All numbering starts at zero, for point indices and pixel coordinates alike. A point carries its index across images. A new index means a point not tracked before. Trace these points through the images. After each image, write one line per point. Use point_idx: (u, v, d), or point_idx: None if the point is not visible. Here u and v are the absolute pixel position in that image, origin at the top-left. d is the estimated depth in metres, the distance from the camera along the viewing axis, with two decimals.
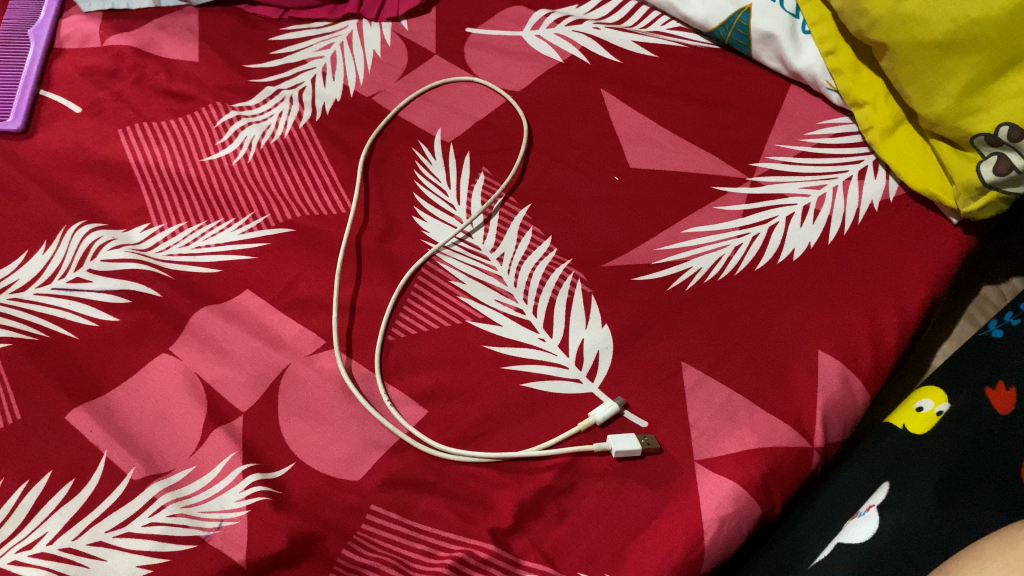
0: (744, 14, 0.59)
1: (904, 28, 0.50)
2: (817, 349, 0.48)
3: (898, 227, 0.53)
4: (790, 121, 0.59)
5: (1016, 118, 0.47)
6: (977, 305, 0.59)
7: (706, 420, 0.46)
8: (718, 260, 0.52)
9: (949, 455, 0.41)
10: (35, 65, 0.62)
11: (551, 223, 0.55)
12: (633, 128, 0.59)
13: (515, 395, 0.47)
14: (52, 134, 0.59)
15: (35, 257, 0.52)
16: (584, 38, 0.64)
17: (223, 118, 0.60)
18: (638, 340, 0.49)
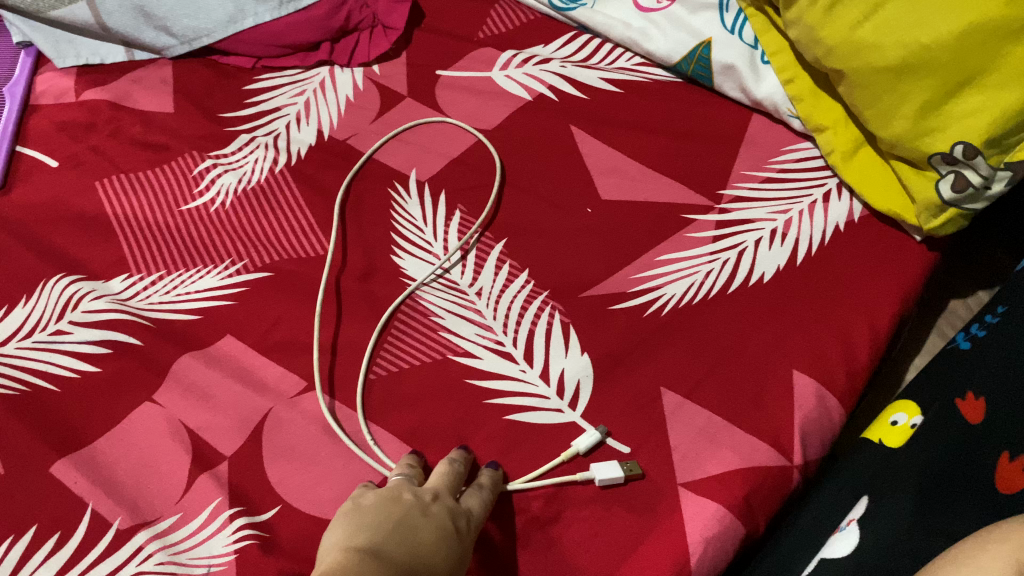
0: (705, 48, 0.61)
1: (859, 54, 0.51)
2: (792, 369, 0.49)
3: (864, 246, 0.55)
4: (755, 148, 0.61)
5: (969, 137, 0.49)
6: (947, 318, 0.60)
7: (688, 442, 0.47)
8: (691, 285, 0.54)
9: (925, 465, 0.42)
10: (11, 121, 0.63)
11: (527, 256, 0.56)
12: (603, 161, 0.60)
13: (499, 428, 0.48)
14: (29, 188, 0.59)
15: (15, 311, 0.53)
16: (551, 76, 0.66)
17: (200, 167, 0.60)
18: (617, 367, 0.50)
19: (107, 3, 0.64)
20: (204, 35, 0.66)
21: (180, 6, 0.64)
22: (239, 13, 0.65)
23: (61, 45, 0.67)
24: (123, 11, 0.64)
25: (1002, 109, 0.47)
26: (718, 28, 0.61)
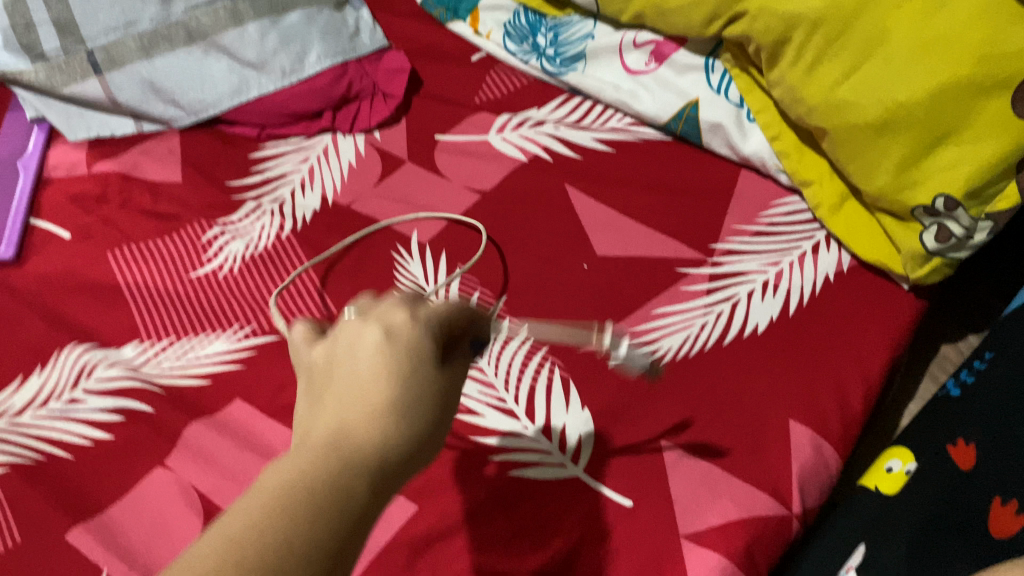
0: (692, 107, 0.63)
1: (839, 113, 0.53)
2: (788, 418, 0.51)
3: (853, 295, 0.56)
4: (745, 203, 0.62)
5: (949, 189, 0.51)
6: (938, 363, 0.61)
7: (689, 494, 0.48)
8: (687, 338, 0.55)
9: (920, 510, 0.44)
10: (25, 194, 0.65)
11: (526, 314, 0.57)
12: (598, 218, 0.62)
13: (503, 483, 0.49)
14: (42, 260, 0.61)
15: (29, 380, 0.54)
16: (546, 137, 0.68)
17: (208, 235, 0.62)
18: (617, 421, 0.51)
19: (116, 79, 0.67)
20: (211, 106, 0.68)
21: (187, 80, 0.68)
22: (244, 85, 0.69)
23: (73, 120, 0.68)
24: (133, 86, 0.67)
25: (979, 163, 0.49)
26: (705, 87, 0.63)
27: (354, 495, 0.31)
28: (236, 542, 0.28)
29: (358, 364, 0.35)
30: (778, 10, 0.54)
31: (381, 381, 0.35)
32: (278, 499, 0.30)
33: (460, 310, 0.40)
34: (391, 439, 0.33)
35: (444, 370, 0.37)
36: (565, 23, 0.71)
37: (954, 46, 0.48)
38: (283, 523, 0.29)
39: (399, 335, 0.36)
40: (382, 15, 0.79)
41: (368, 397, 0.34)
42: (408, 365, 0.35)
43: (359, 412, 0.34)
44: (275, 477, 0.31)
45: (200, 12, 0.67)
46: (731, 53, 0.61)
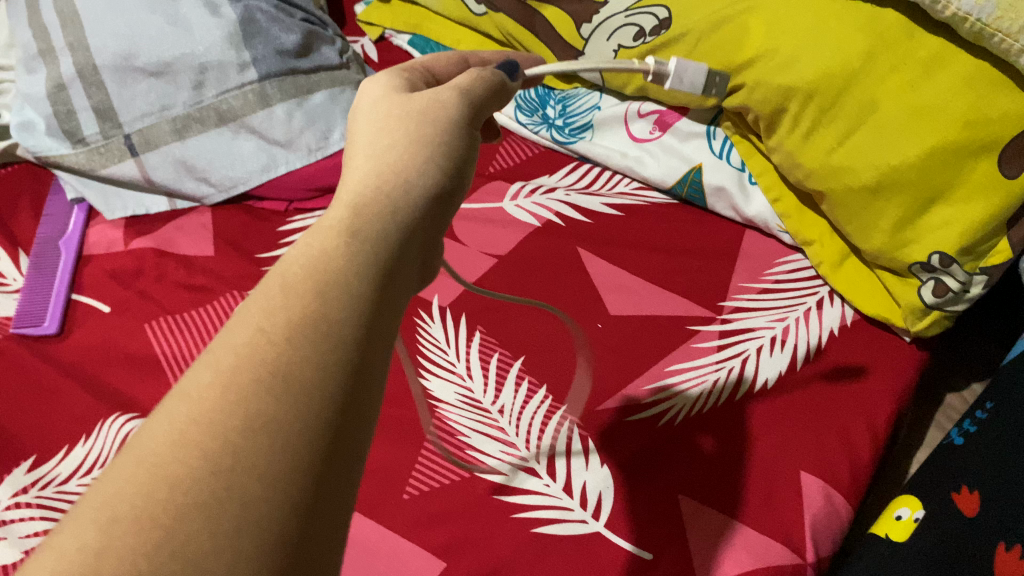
0: (696, 172, 0.67)
1: (836, 176, 0.56)
2: (800, 470, 0.53)
3: (858, 348, 0.59)
4: (750, 263, 0.65)
5: (944, 247, 0.53)
6: (944, 411, 0.64)
7: (706, 547, 0.50)
8: (701, 394, 0.57)
9: (927, 554, 0.46)
10: (67, 271, 0.68)
11: (544, 372, 0.60)
12: (610, 280, 0.65)
13: (527, 539, 0.51)
14: (84, 334, 0.64)
15: (75, 450, 0.57)
16: (558, 203, 0.71)
17: (240, 305, 0.65)
18: (634, 477, 0.54)
19: (152, 159, 0.71)
20: (240, 182, 0.72)
21: (218, 159, 0.72)
22: (272, 162, 0.72)
23: (110, 199, 0.73)
24: (167, 166, 0.71)
25: (970, 222, 0.52)
26: (708, 153, 0.67)
27: (348, 362, 0.27)
28: (228, 393, 0.26)
29: (376, 132, 0.36)
30: (774, 82, 0.57)
31: (391, 158, 0.34)
32: (267, 338, 0.27)
33: (478, 83, 0.39)
34: (394, 197, 0.33)
35: (459, 142, 0.36)
36: (572, 96, 0.76)
37: (943, 113, 0.51)
38: (257, 360, 0.26)
39: (397, 113, 0.36)
40: None
41: (384, 171, 0.33)
42: (410, 144, 0.34)
43: (371, 200, 0.32)
44: (263, 303, 0.28)
45: (230, 95, 0.71)
46: (732, 120, 0.65)
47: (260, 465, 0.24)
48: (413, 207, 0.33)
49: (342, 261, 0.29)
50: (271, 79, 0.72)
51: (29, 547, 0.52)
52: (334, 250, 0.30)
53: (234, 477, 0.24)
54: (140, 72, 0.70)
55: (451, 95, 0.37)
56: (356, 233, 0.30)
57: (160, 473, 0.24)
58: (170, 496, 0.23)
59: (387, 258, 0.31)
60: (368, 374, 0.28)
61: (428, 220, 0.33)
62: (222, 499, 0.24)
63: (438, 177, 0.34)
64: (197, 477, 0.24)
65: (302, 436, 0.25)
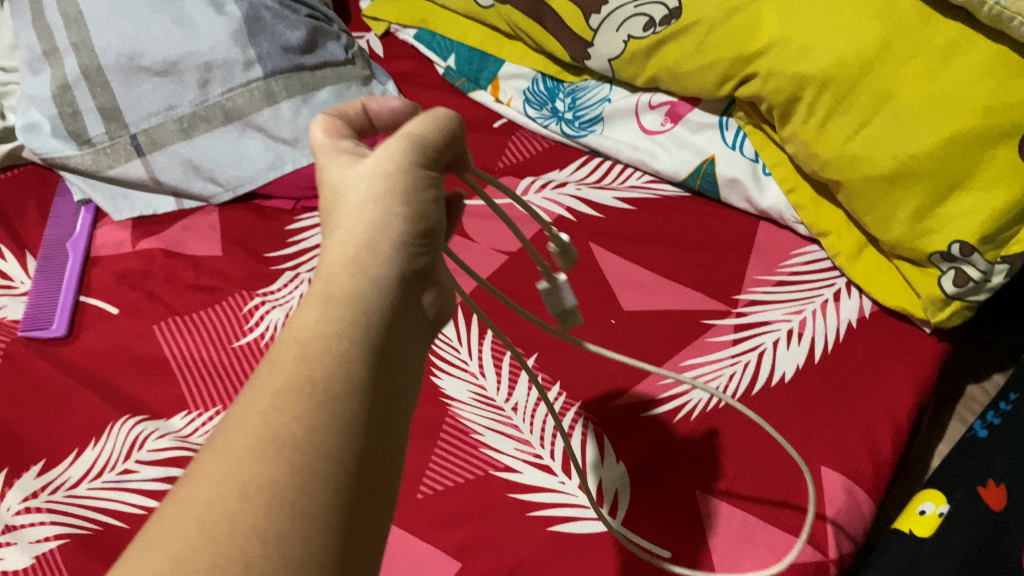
0: (709, 163, 0.66)
1: (852, 167, 0.55)
2: (820, 465, 0.52)
3: (878, 341, 0.58)
4: (765, 255, 0.64)
5: (964, 236, 0.52)
6: (965, 404, 0.63)
7: (726, 545, 0.49)
8: (716, 389, 0.56)
9: (955, 549, 0.45)
10: (75, 273, 0.68)
11: (558, 369, 0.59)
12: (623, 275, 0.64)
13: (543, 539, 0.50)
14: (93, 336, 0.64)
15: (85, 453, 0.56)
16: (568, 198, 0.71)
17: (249, 305, 0.64)
18: (651, 474, 0.53)
19: (159, 159, 0.71)
20: (247, 181, 0.72)
21: (226, 158, 0.71)
22: (279, 160, 0.72)
23: (117, 200, 0.73)
24: (173, 166, 0.71)
25: (991, 209, 0.50)
26: (720, 145, 0.66)
27: (340, 423, 0.29)
28: (228, 469, 0.28)
29: (331, 209, 0.33)
30: (787, 72, 0.56)
31: (351, 227, 0.32)
32: (266, 415, 0.28)
33: (433, 124, 0.34)
34: (370, 264, 0.31)
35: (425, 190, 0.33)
36: (582, 88, 0.75)
37: (961, 101, 0.50)
38: (259, 433, 0.28)
39: (344, 182, 0.33)
40: (406, 86, 0.83)
41: (344, 235, 0.32)
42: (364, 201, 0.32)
43: (337, 268, 0.31)
44: (260, 390, 0.29)
45: (235, 93, 0.70)
46: (745, 110, 0.64)
47: (258, 527, 0.26)
48: (384, 263, 0.31)
49: (321, 335, 0.30)
50: (276, 76, 0.71)
51: (40, 552, 0.51)
52: (309, 334, 0.30)
53: (234, 543, 0.26)
54: (146, 71, 0.69)
55: (399, 146, 0.33)
56: (331, 303, 0.31)
57: (169, 547, 0.26)
58: (173, 569, 0.26)
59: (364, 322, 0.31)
60: (363, 429, 0.29)
61: (412, 271, 0.32)
62: (225, 563, 0.26)
63: (408, 227, 0.32)
64: (201, 550, 0.26)
65: (294, 498, 0.27)
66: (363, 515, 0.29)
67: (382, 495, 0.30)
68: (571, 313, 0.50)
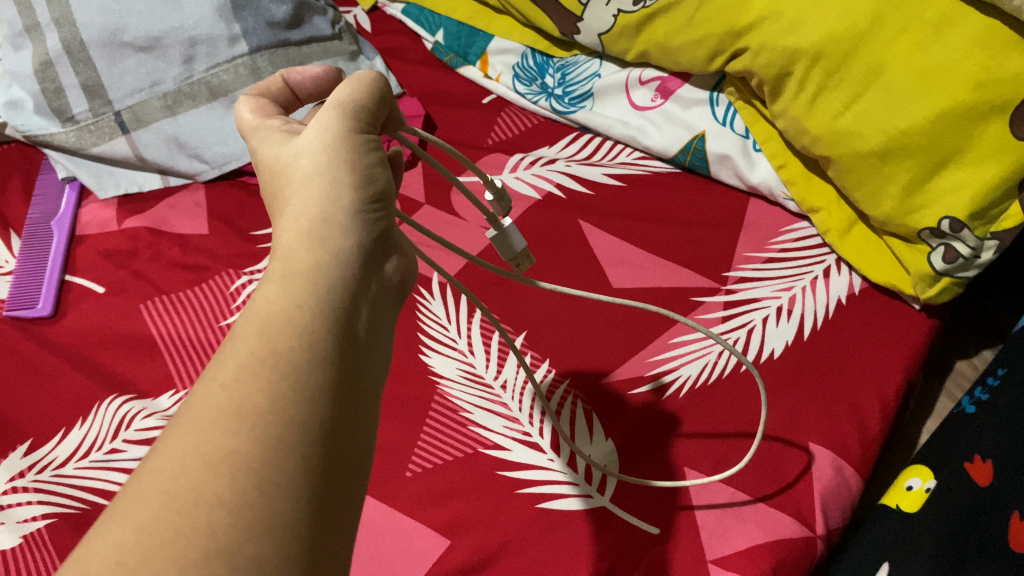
0: (699, 140, 0.66)
1: (843, 142, 0.54)
2: (808, 441, 0.52)
3: (866, 317, 0.58)
4: (755, 232, 0.64)
5: (954, 212, 0.51)
6: (954, 379, 0.64)
7: (714, 521, 0.49)
8: (705, 366, 0.56)
9: (941, 527, 0.45)
10: (60, 252, 0.67)
11: (547, 347, 0.59)
12: (613, 252, 0.64)
13: (532, 515, 0.50)
14: (78, 315, 0.63)
15: (71, 433, 0.56)
16: (558, 175, 0.70)
17: (236, 283, 0.64)
18: (639, 451, 0.53)
19: (144, 137, 0.70)
20: (233, 159, 0.71)
21: (211, 135, 0.70)
22: None
23: (102, 178, 0.72)
24: (158, 143, 0.70)
25: (981, 185, 0.50)
26: (710, 120, 0.65)
27: (305, 391, 0.28)
28: (192, 442, 0.27)
29: (282, 188, 0.34)
30: (778, 46, 0.55)
31: (302, 202, 0.32)
32: (230, 389, 0.28)
33: (361, 87, 0.35)
34: (319, 232, 0.31)
35: (368, 158, 0.33)
36: (572, 63, 0.74)
37: (952, 75, 0.49)
38: (223, 407, 0.28)
39: (286, 157, 0.34)
40: (394, 62, 0.83)
41: (298, 211, 0.32)
42: (314, 173, 0.33)
43: (293, 241, 0.31)
44: (222, 367, 0.29)
45: (220, 70, 0.70)
46: (736, 86, 0.63)
47: (223, 495, 0.26)
48: (339, 232, 0.32)
49: (281, 307, 0.30)
50: (262, 52, 0.70)
51: (28, 532, 0.51)
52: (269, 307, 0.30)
53: (200, 512, 0.26)
54: (128, 47, 0.68)
55: (331, 115, 0.34)
56: (291, 276, 0.31)
57: (135, 519, 0.26)
58: (137, 541, 0.25)
59: (326, 291, 0.30)
60: (330, 396, 0.29)
61: (370, 240, 0.33)
62: (190, 532, 0.25)
63: (357, 194, 0.32)
64: (166, 520, 0.26)
65: (260, 466, 0.27)
66: (335, 483, 0.28)
67: (359, 466, 0.30)
68: (523, 254, 0.48)
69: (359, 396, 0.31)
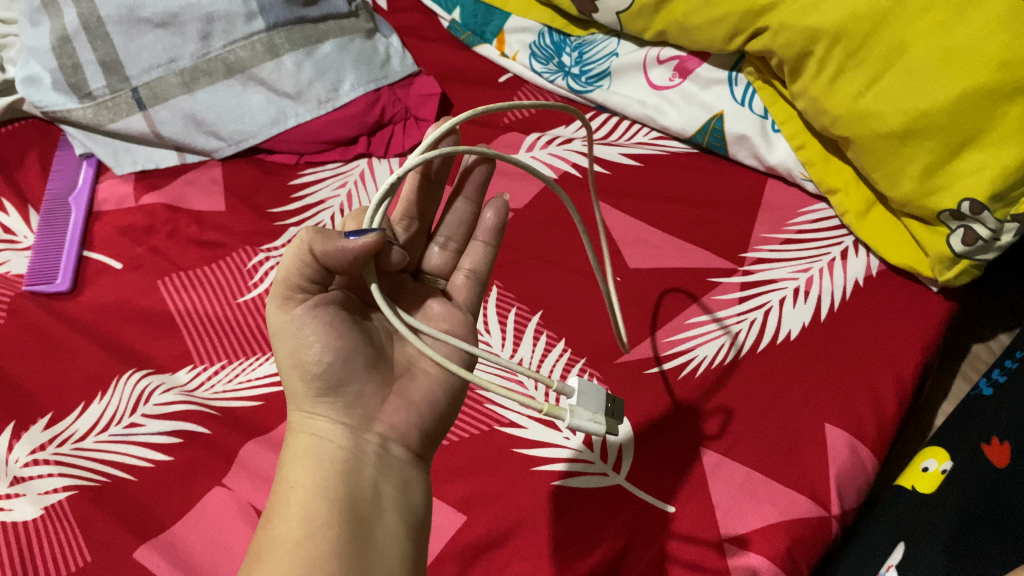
0: (718, 120, 0.65)
1: (862, 122, 0.54)
2: (824, 422, 0.52)
3: (884, 298, 0.58)
4: (772, 213, 0.64)
5: (975, 194, 0.51)
6: (970, 362, 0.64)
7: (729, 499, 0.49)
8: (722, 346, 0.56)
9: (959, 509, 0.45)
10: (78, 228, 0.68)
11: (563, 326, 0.59)
12: (629, 232, 0.64)
13: (548, 492, 0.50)
14: (97, 290, 0.64)
15: (91, 407, 0.57)
16: (574, 154, 0.70)
17: (253, 261, 0.64)
18: (654, 430, 0.53)
19: (160, 113, 0.70)
20: (250, 136, 0.71)
21: (227, 112, 0.71)
22: (282, 115, 0.71)
23: (119, 154, 0.73)
24: (176, 120, 0.71)
25: (1003, 165, 0.49)
26: (729, 100, 0.65)
27: (336, 516, 0.41)
28: (264, 549, 0.40)
29: (285, 364, 0.45)
30: (799, 25, 0.55)
31: (294, 366, 0.44)
32: (285, 499, 0.42)
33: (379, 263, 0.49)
34: (320, 368, 0.44)
35: (335, 313, 0.45)
36: (589, 42, 0.73)
37: (974, 55, 0.48)
38: (281, 509, 0.41)
39: (278, 338, 0.44)
40: (410, 40, 0.82)
41: (296, 372, 0.44)
42: (286, 332, 0.44)
43: (307, 396, 0.44)
44: (282, 486, 0.43)
45: (237, 46, 0.69)
46: (754, 66, 0.63)
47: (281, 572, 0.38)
48: (330, 367, 0.44)
49: (305, 450, 0.44)
50: (279, 29, 0.70)
51: (49, 503, 0.52)
52: (295, 445, 0.44)
53: None
54: (146, 23, 0.68)
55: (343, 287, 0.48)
56: (300, 426, 0.45)
57: None
58: None
59: (331, 446, 0.44)
60: (332, 546, 0.39)
61: (346, 359, 0.44)
62: None
63: (338, 333, 0.44)
64: None
65: (285, 560, 0.39)
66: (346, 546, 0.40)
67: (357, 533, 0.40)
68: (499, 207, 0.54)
69: (368, 546, 0.41)
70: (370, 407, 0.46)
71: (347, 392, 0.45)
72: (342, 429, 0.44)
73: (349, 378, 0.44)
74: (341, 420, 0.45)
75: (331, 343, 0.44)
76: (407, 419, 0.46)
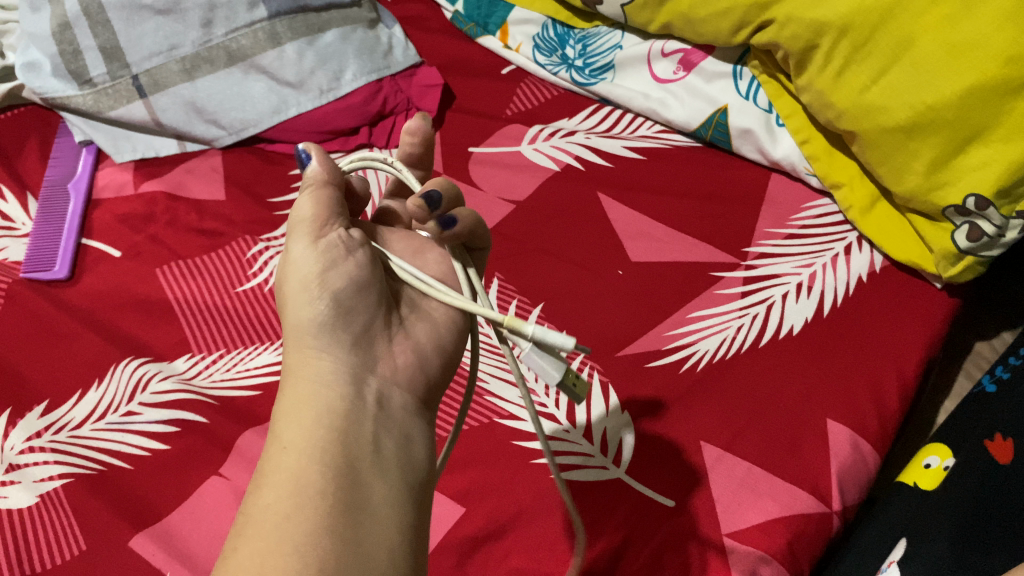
0: (721, 114, 0.65)
1: (868, 116, 0.54)
2: (826, 418, 0.51)
3: (887, 295, 0.57)
4: (776, 208, 0.64)
5: (981, 189, 0.50)
6: (973, 360, 0.64)
7: (730, 494, 0.49)
8: (723, 340, 0.56)
9: (961, 506, 0.45)
10: (76, 216, 0.67)
11: (563, 318, 0.58)
12: (631, 225, 0.63)
13: (547, 485, 0.50)
14: (95, 277, 0.64)
15: (88, 394, 0.56)
16: (577, 147, 0.70)
17: (253, 249, 0.64)
18: (654, 423, 0.52)
19: (160, 101, 0.70)
20: (251, 125, 0.71)
21: (229, 101, 0.70)
22: (283, 104, 0.71)
23: (119, 141, 0.72)
24: (176, 108, 0.70)
25: (1009, 162, 0.49)
26: (733, 94, 0.65)
27: (337, 487, 0.37)
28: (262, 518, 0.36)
29: (292, 293, 0.43)
30: (804, 19, 0.55)
31: (299, 299, 0.42)
32: (278, 461, 0.38)
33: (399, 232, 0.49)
34: (327, 307, 0.42)
35: (350, 251, 0.43)
36: (593, 35, 0.73)
37: (980, 50, 0.48)
38: (274, 471, 0.38)
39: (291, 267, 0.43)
40: (413, 30, 0.82)
41: (302, 306, 0.42)
42: (300, 264, 0.43)
43: (312, 333, 0.42)
44: (275, 443, 0.39)
45: (239, 34, 0.69)
46: (759, 59, 0.62)
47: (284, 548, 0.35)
48: (338, 305, 0.42)
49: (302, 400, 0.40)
50: (281, 17, 0.70)
51: (45, 490, 0.51)
52: (294, 389, 0.41)
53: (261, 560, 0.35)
54: (147, 10, 0.67)
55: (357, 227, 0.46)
56: (298, 369, 0.41)
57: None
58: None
59: (332, 394, 0.41)
60: (324, 517, 0.36)
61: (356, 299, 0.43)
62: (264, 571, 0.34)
63: (352, 272, 0.43)
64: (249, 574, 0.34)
65: (278, 534, 0.35)
66: (342, 522, 0.37)
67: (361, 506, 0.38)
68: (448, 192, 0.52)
69: (362, 514, 0.38)
70: (375, 351, 0.44)
71: (355, 330, 0.43)
72: (346, 372, 0.42)
73: (357, 318, 0.43)
74: (342, 362, 0.42)
75: (346, 284, 0.42)
76: (408, 364, 0.44)
